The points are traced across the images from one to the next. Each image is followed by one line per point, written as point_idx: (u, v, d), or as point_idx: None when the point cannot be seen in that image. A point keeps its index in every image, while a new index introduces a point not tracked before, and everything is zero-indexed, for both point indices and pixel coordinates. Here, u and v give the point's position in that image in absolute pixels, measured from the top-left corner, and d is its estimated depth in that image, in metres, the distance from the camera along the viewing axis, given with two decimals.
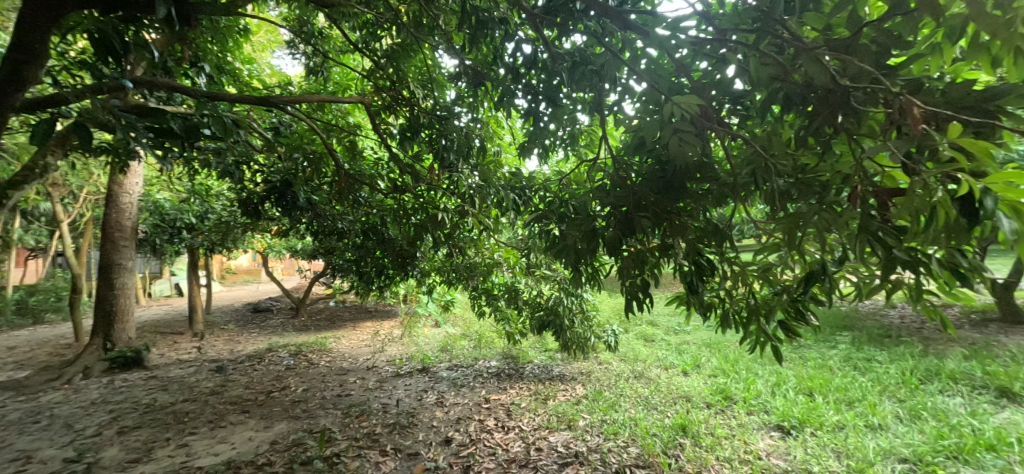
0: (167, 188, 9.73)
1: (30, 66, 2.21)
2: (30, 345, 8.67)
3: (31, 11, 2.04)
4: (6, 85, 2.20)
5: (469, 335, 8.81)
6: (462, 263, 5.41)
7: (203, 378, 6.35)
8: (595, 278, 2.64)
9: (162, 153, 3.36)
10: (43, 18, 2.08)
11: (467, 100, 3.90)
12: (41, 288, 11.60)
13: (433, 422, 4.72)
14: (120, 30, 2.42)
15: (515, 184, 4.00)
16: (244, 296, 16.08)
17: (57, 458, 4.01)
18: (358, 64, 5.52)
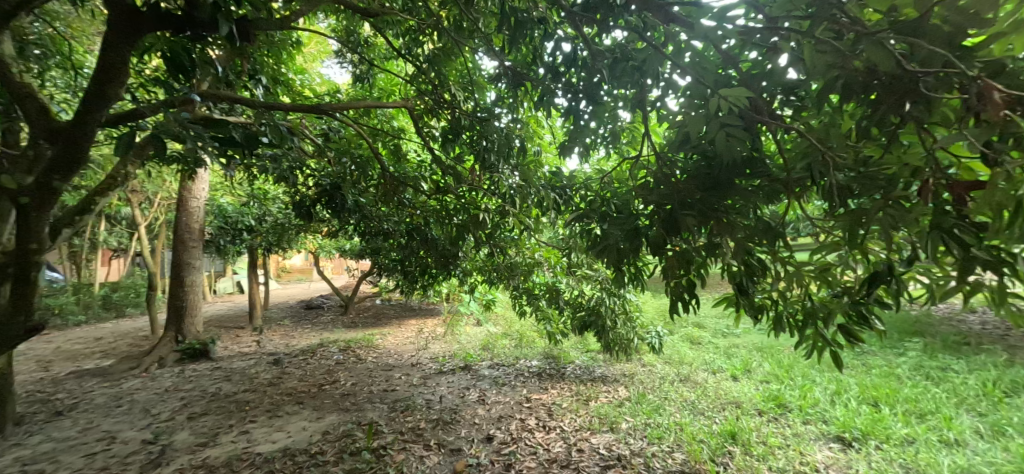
0: (228, 193, 10.35)
1: (113, 84, 2.46)
2: (114, 336, 9.49)
3: (116, 33, 2.25)
4: (97, 101, 2.51)
5: (511, 334, 8.86)
6: (503, 263, 5.44)
7: (261, 370, 6.70)
8: (638, 278, 2.58)
9: (224, 160, 3.57)
10: (125, 39, 2.28)
11: (508, 101, 3.91)
12: (121, 285, 12.67)
13: (476, 420, 4.76)
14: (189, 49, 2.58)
15: (556, 183, 3.97)
16: (297, 294, 16.87)
17: (136, 439, 4.35)
18: (402, 70, 5.66)
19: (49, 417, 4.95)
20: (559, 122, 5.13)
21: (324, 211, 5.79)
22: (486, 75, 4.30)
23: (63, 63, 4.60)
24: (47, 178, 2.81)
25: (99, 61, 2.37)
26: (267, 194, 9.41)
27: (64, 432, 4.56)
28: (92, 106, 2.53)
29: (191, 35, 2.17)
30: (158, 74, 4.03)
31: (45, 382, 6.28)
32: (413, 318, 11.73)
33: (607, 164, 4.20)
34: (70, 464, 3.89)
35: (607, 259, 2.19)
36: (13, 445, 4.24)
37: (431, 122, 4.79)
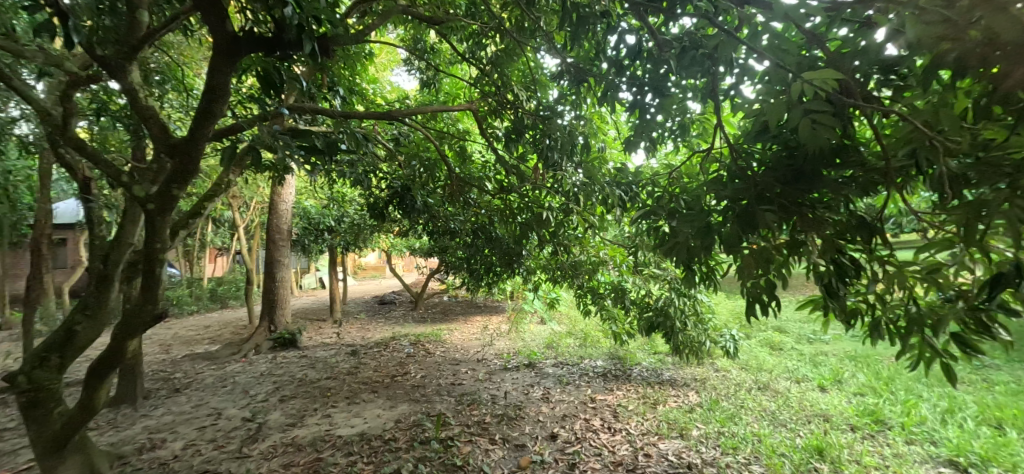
0: (312, 197, 11.17)
1: (216, 103, 2.67)
2: (219, 324, 10.57)
3: (218, 59, 2.46)
4: (202, 119, 2.71)
5: (575, 333, 8.78)
6: (567, 261, 5.39)
7: (341, 359, 7.15)
8: (710, 277, 2.44)
9: (309, 167, 3.83)
10: (225, 63, 2.49)
11: (571, 98, 3.85)
12: (225, 280, 14.12)
13: (540, 417, 4.75)
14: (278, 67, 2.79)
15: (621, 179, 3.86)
16: (372, 290, 17.82)
17: (238, 416, 4.79)
18: (466, 73, 5.78)
19: (168, 393, 5.59)
20: (625, 117, 4.99)
21: (395, 212, 6.05)
22: (548, 73, 4.29)
23: (177, 85, 5.20)
24: (168, 188, 2.98)
25: (206, 83, 2.58)
26: (345, 197, 10.03)
27: (180, 407, 5.13)
28: (202, 124, 2.74)
29: (280, 54, 2.39)
30: (252, 90, 4.43)
31: (165, 363, 7.11)
32: (479, 315, 11.97)
33: (676, 158, 4.03)
34: (185, 434, 4.37)
35: (676, 258, 2.09)
36: (141, 416, 4.84)
37: (494, 123, 4.84)
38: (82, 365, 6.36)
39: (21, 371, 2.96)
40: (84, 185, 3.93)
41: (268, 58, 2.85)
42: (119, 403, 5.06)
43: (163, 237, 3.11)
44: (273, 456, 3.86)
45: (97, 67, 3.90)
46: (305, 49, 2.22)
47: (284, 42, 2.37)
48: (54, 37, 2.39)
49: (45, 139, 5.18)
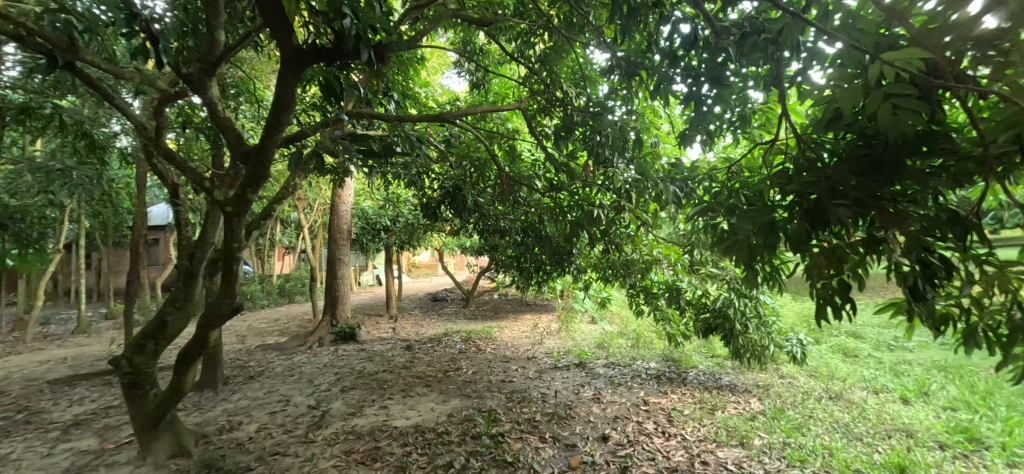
0: (369, 198, 11.63)
1: (283, 112, 2.81)
2: (286, 317, 11.25)
3: (284, 71, 2.60)
4: (270, 127, 2.87)
5: (627, 334, 8.57)
6: (619, 260, 5.27)
7: (397, 354, 7.39)
8: (775, 277, 2.29)
9: (367, 170, 3.98)
10: (290, 74, 2.62)
11: (622, 93, 3.74)
12: (292, 277, 15.03)
13: (590, 417, 4.69)
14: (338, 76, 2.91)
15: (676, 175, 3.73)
16: (425, 288, 18.30)
17: (304, 404, 5.07)
18: (515, 72, 5.79)
19: (244, 380, 6.02)
20: (679, 110, 4.81)
21: (446, 212, 6.16)
22: (598, 68, 4.23)
23: (249, 97, 5.58)
24: (244, 192, 3.16)
25: (274, 94, 2.74)
26: (399, 197, 10.35)
27: (254, 393, 5.50)
28: (271, 132, 2.89)
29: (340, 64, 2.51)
30: (315, 99, 4.68)
31: (240, 352, 7.65)
32: (528, 313, 11.99)
33: (736, 152, 3.82)
34: (258, 418, 4.66)
35: (737, 258, 1.97)
36: (221, 400, 5.24)
37: (544, 121, 4.81)
38: (171, 353, 6.98)
39: (124, 356, 3.35)
40: (172, 189, 4.30)
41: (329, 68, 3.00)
42: (202, 388, 5.51)
43: (238, 237, 3.33)
44: (335, 442, 4.04)
45: (181, 82, 4.26)
46: (362, 56, 2.34)
47: (342, 52, 2.46)
48: (148, 60, 2.64)
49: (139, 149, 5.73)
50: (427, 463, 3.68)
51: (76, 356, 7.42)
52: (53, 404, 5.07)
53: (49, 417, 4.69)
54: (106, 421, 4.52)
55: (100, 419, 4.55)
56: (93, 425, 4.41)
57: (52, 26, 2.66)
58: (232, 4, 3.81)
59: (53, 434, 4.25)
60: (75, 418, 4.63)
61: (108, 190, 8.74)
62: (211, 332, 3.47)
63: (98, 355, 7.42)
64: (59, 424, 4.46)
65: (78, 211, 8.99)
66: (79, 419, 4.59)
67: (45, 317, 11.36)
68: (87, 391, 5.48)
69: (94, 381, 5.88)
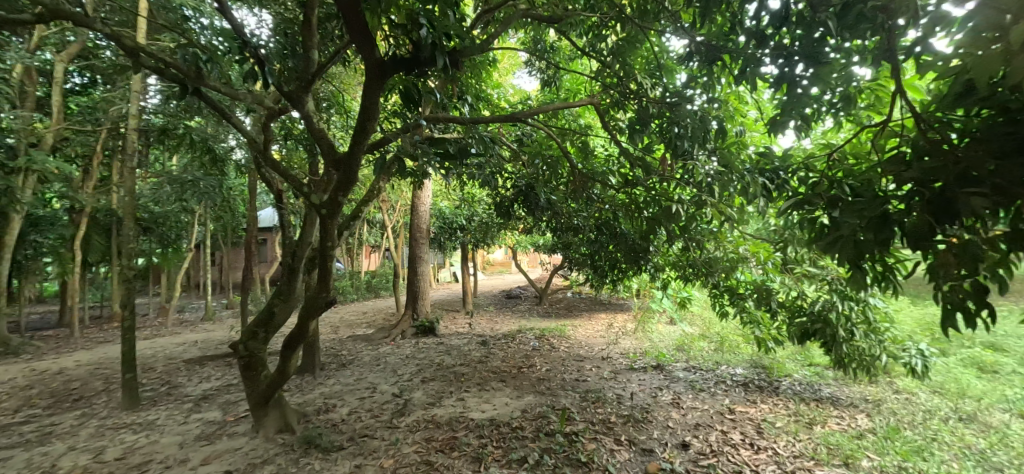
0: (447, 198, 12.04)
1: (369, 121, 2.94)
2: (373, 311, 11.98)
3: (369, 83, 2.73)
4: (358, 135, 3.01)
5: (710, 337, 8.07)
6: (701, 258, 4.98)
7: (473, 348, 7.58)
8: (889, 278, 2.01)
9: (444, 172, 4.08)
10: (375, 85, 2.75)
11: (702, 80, 3.51)
12: (378, 273, 16.02)
13: (669, 423, 4.47)
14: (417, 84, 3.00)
15: (766, 165, 3.44)
16: (500, 285, 18.60)
17: (389, 391, 5.36)
18: (586, 68, 5.70)
19: (337, 367, 6.49)
20: (767, 96, 4.46)
21: (520, 209, 6.20)
22: (675, 57, 4.04)
23: (339, 108, 5.99)
24: (335, 196, 3.37)
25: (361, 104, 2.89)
26: (474, 197, 10.62)
27: (346, 379, 5.92)
28: (358, 141, 3.03)
29: (418, 72, 2.61)
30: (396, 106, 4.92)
31: (333, 342, 8.26)
32: (603, 312, 11.74)
33: (838, 138, 3.43)
34: (349, 402, 4.99)
35: (839, 256, 1.74)
36: (319, 383, 5.70)
37: (618, 115, 4.67)
38: (276, 340, 7.72)
39: (241, 342, 3.76)
40: (277, 194, 4.73)
41: (408, 77, 3.12)
42: (303, 373, 6.02)
43: (331, 234, 3.56)
44: (417, 430, 4.21)
45: (283, 98, 4.69)
46: (438, 64, 2.40)
47: (420, 59, 2.55)
48: (255, 80, 2.92)
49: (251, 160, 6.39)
50: (501, 456, 3.71)
51: (204, 340, 8.46)
52: (187, 379, 5.80)
53: (184, 390, 5.37)
54: (228, 396, 5.08)
55: (223, 395, 5.12)
56: (218, 399, 4.98)
57: (182, 58, 3.04)
58: (324, 24, 4.14)
59: (187, 405, 4.85)
60: (204, 392, 5.25)
61: (227, 196, 9.90)
62: (312, 319, 3.72)
63: (220, 340, 8.39)
64: (192, 397, 5.09)
65: (204, 214, 10.26)
66: (207, 393, 5.20)
67: (178, 306, 13.10)
68: (213, 370, 6.21)
69: (217, 361, 6.65)
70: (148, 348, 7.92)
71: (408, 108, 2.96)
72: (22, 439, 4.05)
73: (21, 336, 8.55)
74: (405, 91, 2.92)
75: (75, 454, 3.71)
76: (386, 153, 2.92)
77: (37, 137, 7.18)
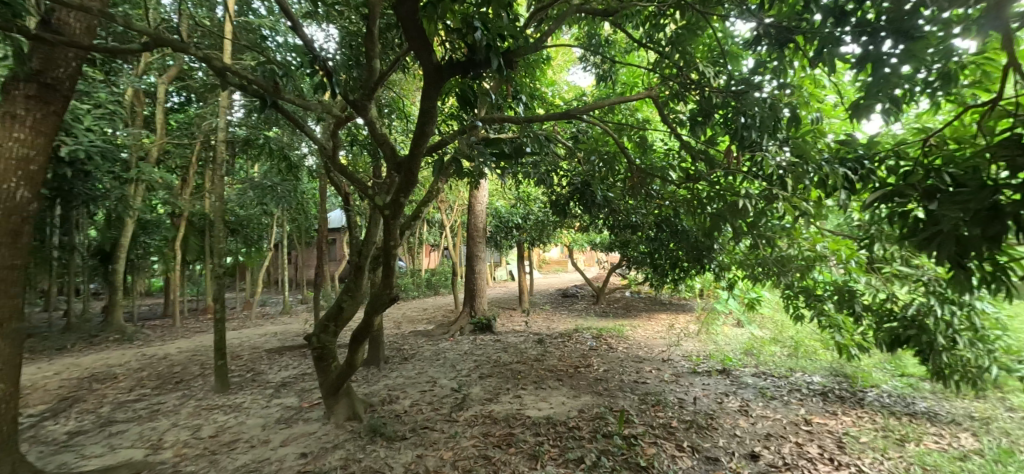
0: (503, 197, 12.19)
1: (427, 125, 3.02)
2: (433, 308, 12.36)
3: (428, 88, 2.81)
4: (418, 138, 3.10)
5: (781, 340, 7.58)
6: (772, 257, 4.68)
7: (530, 346, 7.62)
8: (1000, 279, 1.79)
9: (500, 173, 4.12)
10: (433, 89, 2.81)
11: (771, 65, 3.30)
12: (437, 271, 16.50)
13: (736, 431, 4.26)
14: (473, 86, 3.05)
15: (847, 154, 3.17)
16: (556, 283, 18.54)
17: (448, 386, 5.51)
18: (643, 60, 5.58)
19: (400, 360, 6.76)
20: (848, 77, 4.14)
21: (576, 207, 6.15)
22: (741, 42, 3.87)
23: (399, 113, 6.24)
24: (398, 198, 3.50)
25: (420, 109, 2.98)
26: (529, 196, 10.67)
27: (408, 372, 6.15)
28: (417, 144, 3.12)
29: (473, 75, 2.66)
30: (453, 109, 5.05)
31: (396, 337, 8.61)
32: (663, 313, 11.37)
33: (935, 121, 3.09)
34: (411, 394, 5.17)
35: (937, 252, 1.60)
36: (383, 376, 5.97)
37: (678, 107, 4.51)
38: (345, 334, 8.17)
39: (314, 335, 4.01)
40: (345, 197, 5.00)
41: (465, 79, 3.19)
42: (369, 365, 6.32)
43: (394, 234, 3.70)
44: (474, 424, 4.29)
45: (349, 106, 4.96)
46: (492, 65, 2.43)
47: (474, 61, 2.60)
48: (324, 91, 3.12)
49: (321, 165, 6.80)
50: (558, 455, 3.70)
51: (282, 332, 9.12)
52: (269, 367, 6.28)
53: (266, 377, 5.82)
54: (304, 384, 5.44)
55: (300, 382, 5.50)
56: (295, 386, 5.36)
57: (261, 75, 3.31)
58: (386, 33, 4.33)
59: (269, 390, 5.26)
60: (283, 379, 5.67)
61: (301, 199, 10.64)
62: (377, 314, 3.88)
63: (297, 332, 9.01)
64: (273, 383, 5.51)
65: (281, 215, 11.06)
66: (286, 380, 5.61)
67: (260, 301, 14.21)
68: (291, 360, 6.68)
69: (295, 352, 7.15)
70: (235, 338, 8.66)
71: (464, 110, 3.01)
72: (135, 414, 4.57)
73: (133, 325, 9.66)
74: (461, 94, 2.98)
75: (177, 430, 4.13)
76: (444, 153, 2.98)
77: (144, 149, 8.07)
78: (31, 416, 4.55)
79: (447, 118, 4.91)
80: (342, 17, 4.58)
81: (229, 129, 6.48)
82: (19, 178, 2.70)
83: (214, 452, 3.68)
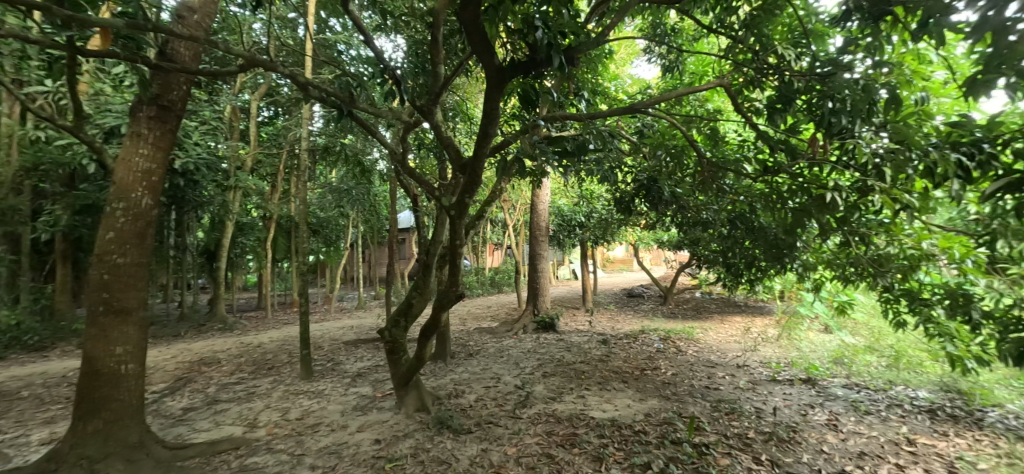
0: (567, 195, 12.22)
1: (490, 126, 3.10)
2: (497, 306, 12.61)
3: (492, 89, 2.89)
4: (482, 138, 3.18)
5: (877, 348, 6.95)
6: (865, 257, 4.36)
7: (594, 346, 7.57)
8: None
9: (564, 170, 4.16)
10: (495, 90, 2.90)
11: (864, 42, 3.07)
12: (502, 270, 16.79)
13: (823, 447, 3.99)
14: (535, 84, 3.11)
15: (960, 137, 2.83)
16: (622, 283, 18.16)
17: (512, 382, 5.63)
18: (713, 47, 5.38)
19: (466, 356, 7.00)
20: (958, 48, 3.75)
21: (641, 204, 6.02)
22: (828, 18, 3.58)
23: (463, 116, 6.44)
24: (462, 198, 3.64)
25: (484, 110, 3.08)
26: (593, 193, 10.60)
27: (473, 368, 6.35)
28: (481, 145, 3.22)
29: (535, 74, 2.72)
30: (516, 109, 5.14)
31: (462, 333, 8.89)
32: (738, 315, 10.80)
33: None
34: (476, 389, 5.36)
35: None
36: (450, 370, 6.21)
37: (754, 95, 4.31)
38: (416, 330, 8.56)
39: (386, 329, 4.28)
40: (413, 198, 5.26)
41: (526, 78, 3.26)
42: (437, 360, 6.61)
43: (460, 235, 3.85)
44: (538, 422, 4.37)
45: (417, 112, 5.24)
46: (554, 63, 2.48)
47: (536, 61, 2.65)
48: (394, 98, 3.32)
49: (392, 169, 7.18)
50: (623, 459, 3.67)
51: (358, 326, 9.72)
52: (347, 358, 6.76)
53: (344, 367, 6.26)
54: (378, 375, 5.81)
55: (374, 373, 5.87)
56: (370, 376, 5.74)
57: (338, 87, 3.59)
58: (449, 39, 4.52)
59: (347, 379, 5.67)
60: (359, 370, 6.08)
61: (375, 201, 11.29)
62: (443, 312, 4.06)
63: (371, 326, 9.58)
64: (350, 373, 5.93)
65: (356, 217, 11.79)
66: (362, 371, 6.02)
67: (339, 296, 15.23)
68: (366, 352, 7.15)
69: (369, 344, 7.62)
70: (318, 331, 9.37)
71: (525, 109, 3.09)
72: (235, 395, 5.12)
73: (233, 317, 10.76)
74: (521, 93, 3.07)
75: (269, 412, 4.57)
76: (507, 151, 3.05)
77: (240, 158, 8.98)
78: (154, 392, 5.24)
79: (511, 118, 5.00)
80: (408, 26, 4.83)
81: (310, 137, 7.01)
82: (144, 187, 3.14)
83: (300, 433, 4.04)
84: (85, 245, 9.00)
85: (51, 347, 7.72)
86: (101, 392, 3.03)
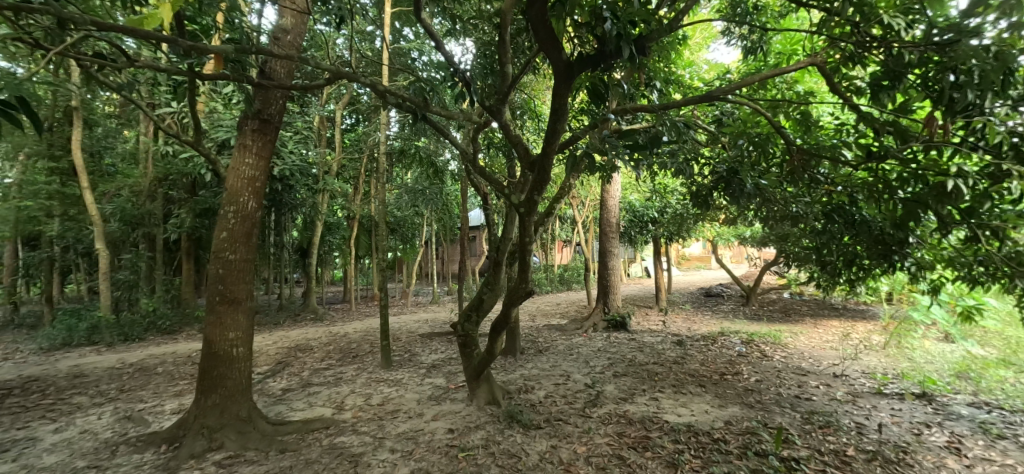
0: (638, 190, 11.91)
1: (558, 122, 3.12)
2: (567, 303, 12.59)
3: (560, 83, 2.91)
4: (552, 134, 3.21)
5: (1015, 363, 6.00)
6: (992, 257, 3.82)
7: (668, 347, 7.35)
8: None
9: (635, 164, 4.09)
10: (563, 84, 2.91)
11: (994, 2, 2.69)
12: (571, 267, 16.70)
13: (940, 472, 3.60)
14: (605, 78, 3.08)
15: None
16: (699, 281, 17.35)
17: (582, 381, 5.63)
18: (802, 24, 4.98)
19: (536, 352, 7.10)
20: None
21: (719, 199, 5.73)
22: None
23: (532, 113, 6.50)
24: (531, 195, 3.70)
25: (552, 106, 3.11)
26: (667, 188, 10.24)
27: (543, 364, 6.43)
28: (550, 142, 3.24)
29: (604, 66, 2.69)
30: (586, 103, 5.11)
31: (532, 330, 9.02)
32: (835, 319, 9.88)
33: None
34: (545, 386, 5.43)
35: None
36: (520, 366, 6.34)
37: (854, 72, 3.94)
38: (486, 325, 8.82)
39: (459, 323, 4.48)
40: (483, 196, 5.44)
41: (595, 72, 3.25)
42: (508, 355, 6.77)
43: (530, 233, 3.92)
44: (609, 422, 4.35)
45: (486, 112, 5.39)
46: (624, 54, 2.43)
47: (604, 53, 2.62)
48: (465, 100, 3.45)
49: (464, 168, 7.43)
50: (700, 467, 3.56)
51: (434, 320, 10.16)
52: (423, 350, 7.12)
53: (420, 358, 6.61)
54: (451, 367, 6.07)
55: (448, 366, 6.14)
56: (443, 368, 6.01)
57: (413, 92, 3.78)
58: (517, 38, 4.59)
59: (422, 370, 5.99)
60: (433, 362, 6.40)
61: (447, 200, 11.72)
62: (513, 309, 4.16)
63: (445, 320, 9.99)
64: (425, 364, 6.26)
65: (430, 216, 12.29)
66: (436, 363, 6.33)
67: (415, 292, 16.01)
68: (441, 345, 7.49)
69: (443, 338, 7.97)
70: (398, 324, 9.93)
71: (594, 104, 3.08)
72: (326, 380, 5.62)
73: (324, 309, 11.70)
74: (589, 88, 3.07)
75: (355, 397, 4.96)
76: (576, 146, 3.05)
77: (326, 163, 9.73)
78: (259, 373, 5.90)
79: (582, 112, 4.99)
80: (477, 28, 5.02)
81: (388, 141, 7.42)
82: (249, 192, 3.54)
83: (382, 418, 4.35)
84: (202, 243, 10.26)
85: (179, 331, 8.88)
86: (218, 371, 3.49)
